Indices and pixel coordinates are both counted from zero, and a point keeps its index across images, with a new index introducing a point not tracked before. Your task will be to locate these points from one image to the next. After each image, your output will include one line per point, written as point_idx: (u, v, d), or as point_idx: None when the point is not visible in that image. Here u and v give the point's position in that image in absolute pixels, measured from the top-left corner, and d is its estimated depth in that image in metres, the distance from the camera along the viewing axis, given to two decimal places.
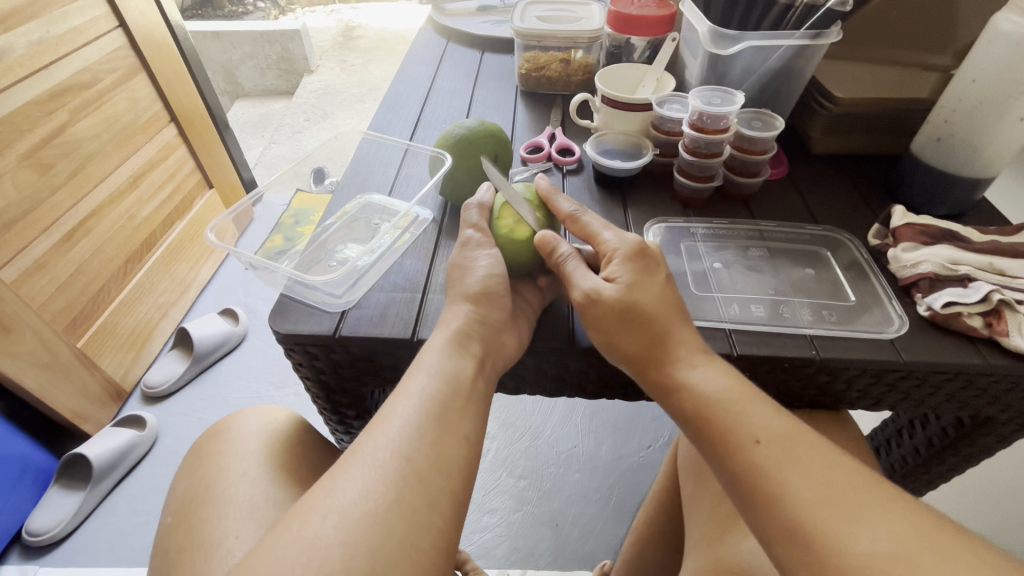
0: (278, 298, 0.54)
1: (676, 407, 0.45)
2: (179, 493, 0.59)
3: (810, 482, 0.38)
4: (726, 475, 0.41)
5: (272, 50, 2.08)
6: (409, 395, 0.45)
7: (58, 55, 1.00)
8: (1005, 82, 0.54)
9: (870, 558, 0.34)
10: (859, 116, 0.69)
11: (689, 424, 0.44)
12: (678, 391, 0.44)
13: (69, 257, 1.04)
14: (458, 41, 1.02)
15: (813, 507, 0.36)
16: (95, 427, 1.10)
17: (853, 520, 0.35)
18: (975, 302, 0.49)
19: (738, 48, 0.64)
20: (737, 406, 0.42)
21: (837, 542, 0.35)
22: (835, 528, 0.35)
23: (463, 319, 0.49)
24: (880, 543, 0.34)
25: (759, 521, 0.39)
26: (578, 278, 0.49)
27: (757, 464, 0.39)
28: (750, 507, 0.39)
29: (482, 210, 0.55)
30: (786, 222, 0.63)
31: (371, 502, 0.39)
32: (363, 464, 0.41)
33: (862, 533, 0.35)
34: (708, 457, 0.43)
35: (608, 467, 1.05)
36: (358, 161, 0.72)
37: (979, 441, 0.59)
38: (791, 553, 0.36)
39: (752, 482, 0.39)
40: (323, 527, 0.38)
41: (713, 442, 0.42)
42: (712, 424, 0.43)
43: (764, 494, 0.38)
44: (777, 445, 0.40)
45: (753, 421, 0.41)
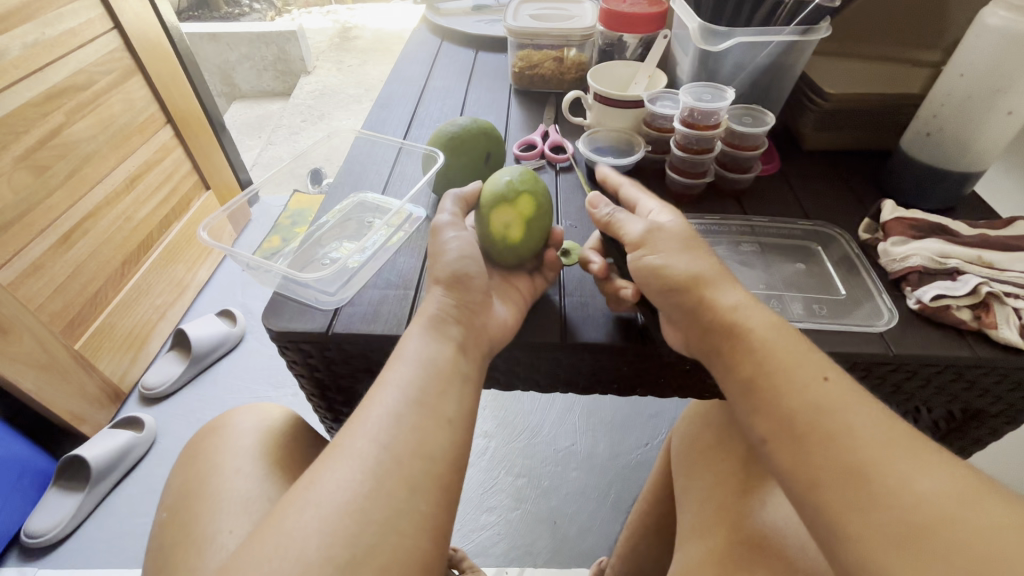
0: (272, 296, 0.55)
1: (726, 344, 0.45)
2: (173, 490, 0.59)
3: (875, 423, 0.38)
4: (780, 410, 0.41)
5: (269, 51, 2.08)
6: (389, 385, 0.45)
7: (53, 57, 1.00)
8: (993, 76, 0.54)
9: (936, 495, 0.34)
10: (849, 112, 0.69)
11: (739, 361, 0.44)
12: (735, 329, 0.44)
13: (66, 259, 1.04)
14: (452, 40, 1.02)
15: (876, 446, 0.37)
16: (94, 428, 1.11)
17: (918, 461, 0.36)
18: (964, 295, 0.50)
19: (728, 44, 0.64)
20: (799, 349, 0.43)
21: (900, 479, 0.35)
22: (901, 466, 0.36)
23: (438, 305, 0.49)
24: (943, 486, 0.35)
25: (809, 459, 0.38)
26: (630, 220, 0.50)
27: (823, 401, 0.40)
28: (801, 442, 0.39)
29: (459, 201, 0.55)
30: (778, 218, 0.63)
31: (350, 492, 0.39)
32: (343, 455, 0.41)
33: (927, 472, 0.36)
34: (755, 394, 0.42)
35: (605, 464, 1.06)
36: (352, 161, 0.72)
37: (970, 433, 0.60)
38: (843, 492, 0.36)
39: (813, 416, 0.39)
40: (301, 520, 0.38)
41: (769, 379, 0.42)
42: (769, 363, 0.42)
43: (823, 431, 0.39)
44: (841, 387, 0.41)
45: (816, 363, 0.42)
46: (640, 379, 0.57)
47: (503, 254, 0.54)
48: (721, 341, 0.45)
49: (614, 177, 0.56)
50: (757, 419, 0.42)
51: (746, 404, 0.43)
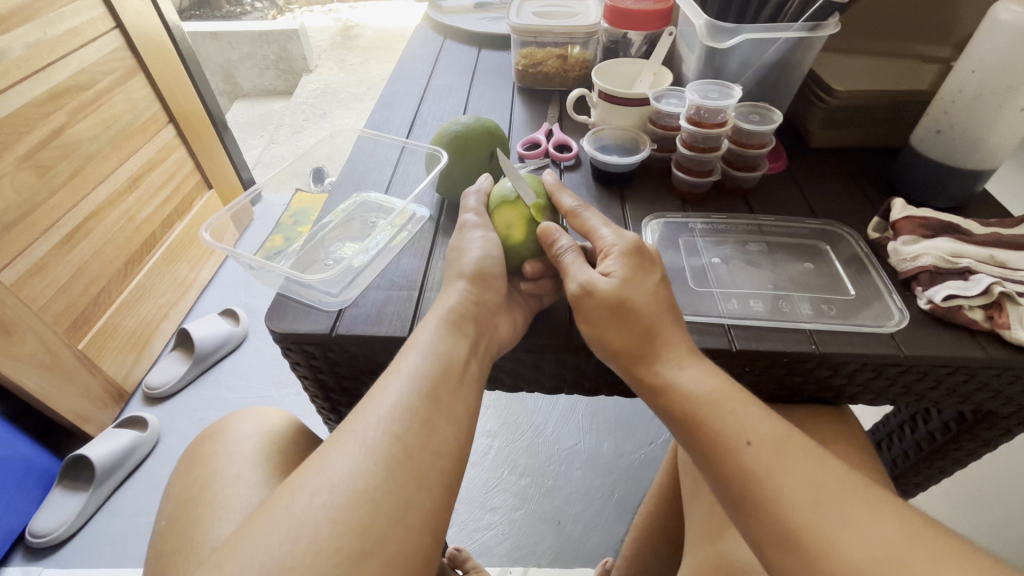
0: (275, 297, 0.54)
1: (661, 406, 0.44)
2: (174, 495, 0.59)
3: (803, 486, 0.38)
4: (717, 477, 0.41)
5: (271, 50, 2.07)
6: (401, 374, 0.44)
7: (55, 56, 0.99)
8: (1004, 73, 0.53)
9: (865, 564, 0.34)
10: (857, 109, 0.68)
11: (676, 422, 0.44)
12: (664, 391, 0.44)
13: (69, 259, 1.04)
14: (455, 38, 1.01)
15: (805, 512, 0.37)
16: (97, 428, 1.10)
17: (846, 526, 0.36)
18: (977, 295, 0.49)
19: (736, 41, 0.63)
20: (724, 408, 0.42)
21: (830, 547, 0.35)
22: (830, 532, 0.36)
23: (457, 298, 0.49)
24: (873, 550, 0.35)
25: (751, 524, 0.39)
26: (573, 270, 0.48)
27: (750, 467, 0.39)
28: (741, 509, 0.40)
29: (480, 197, 0.57)
30: (786, 217, 0.63)
31: (360, 480, 0.39)
32: (353, 441, 0.41)
33: (855, 538, 0.35)
34: (696, 458, 0.43)
35: (609, 464, 1.05)
36: (355, 160, 0.71)
37: (981, 435, 0.59)
38: (784, 559, 0.37)
39: (744, 485, 0.39)
40: (310, 504, 0.38)
41: (702, 444, 0.42)
42: (702, 426, 0.42)
43: (756, 498, 0.39)
44: (767, 448, 0.40)
45: (743, 424, 0.41)
46: None
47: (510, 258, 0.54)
48: (657, 400, 0.45)
49: (578, 206, 0.53)
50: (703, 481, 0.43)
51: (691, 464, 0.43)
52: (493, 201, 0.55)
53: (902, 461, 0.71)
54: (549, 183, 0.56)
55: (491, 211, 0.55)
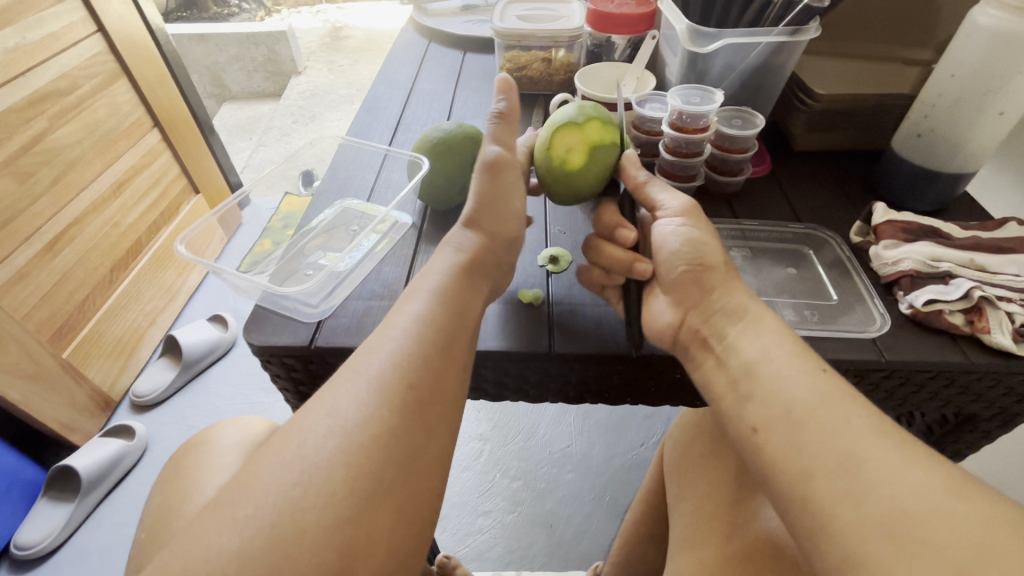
0: (254, 309, 0.53)
1: (721, 351, 0.44)
2: (154, 509, 0.58)
3: (859, 418, 0.37)
4: (767, 407, 0.40)
5: (259, 53, 2.06)
6: (405, 337, 0.43)
7: (35, 61, 0.98)
8: (984, 76, 0.54)
9: (923, 489, 0.33)
10: (840, 112, 0.68)
11: (734, 360, 0.44)
12: (727, 329, 0.44)
13: (52, 266, 1.03)
14: (440, 42, 1.01)
15: (865, 436, 0.36)
16: (84, 437, 1.09)
17: (905, 455, 0.35)
18: (956, 300, 0.49)
19: (716, 45, 0.63)
20: (790, 348, 0.43)
21: (886, 472, 0.34)
22: (885, 458, 0.35)
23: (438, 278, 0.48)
24: (930, 479, 0.33)
25: (797, 445, 0.37)
26: (662, 198, 0.52)
27: (811, 395, 0.39)
28: (790, 431, 0.38)
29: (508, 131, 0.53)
30: (769, 221, 0.63)
31: (381, 439, 0.38)
32: (381, 396, 0.39)
33: (913, 465, 0.34)
34: (751, 390, 0.42)
35: (600, 467, 1.05)
36: (337, 166, 0.71)
37: (964, 438, 0.59)
38: (829, 480, 0.35)
39: (806, 406, 0.39)
40: (327, 451, 0.37)
41: (763, 375, 0.42)
42: (769, 358, 0.42)
43: (809, 424, 0.38)
44: (836, 381, 0.40)
45: (816, 357, 0.42)
46: (631, 388, 0.56)
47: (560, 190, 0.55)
48: (715, 342, 0.45)
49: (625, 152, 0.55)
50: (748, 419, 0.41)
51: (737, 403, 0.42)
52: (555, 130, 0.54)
53: None
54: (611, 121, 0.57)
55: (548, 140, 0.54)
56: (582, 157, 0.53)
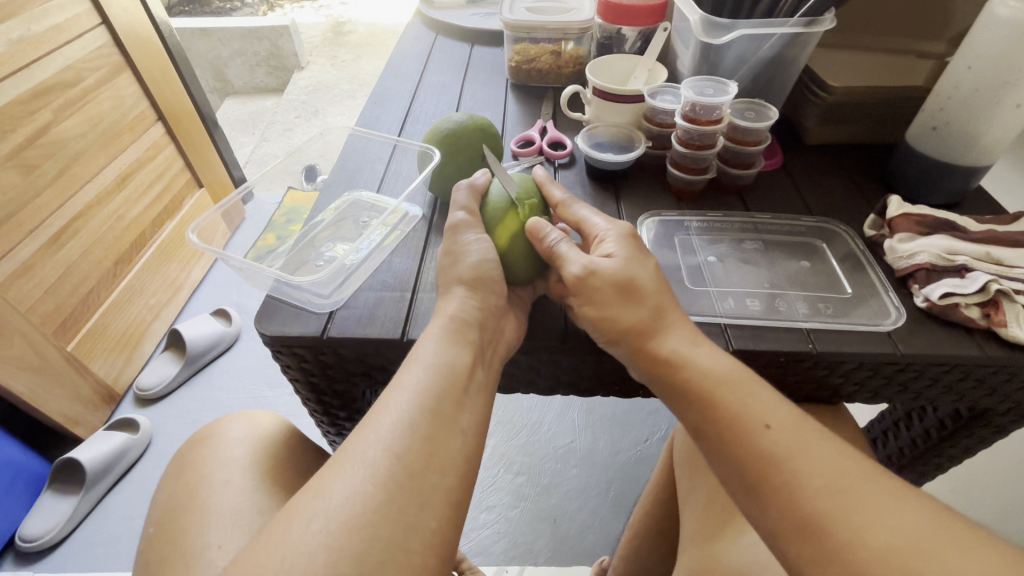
0: (265, 299, 0.53)
1: (675, 387, 0.44)
2: (162, 502, 0.58)
3: (825, 468, 0.37)
4: (731, 462, 0.40)
5: (262, 47, 2.05)
6: (404, 389, 0.43)
7: (40, 53, 0.98)
8: (1001, 69, 0.53)
9: (888, 549, 0.34)
10: (854, 105, 0.68)
11: (689, 407, 0.43)
12: (674, 370, 0.44)
13: (57, 259, 1.02)
14: (447, 34, 1.00)
15: (825, 496, 0.36)
16: (88, 431, 1.09)
17: (869, 510, 0.35)
18: (973, 293, 0.49)
19: (731, 36, 0.62)
20: (743, 390, 0.42)
21: (852, 532, 0.35)
22: (851, 517, 0.35)
23: (459, 304, 0.48)
24: (896, 535, 0.34)
25: (767, 511, 0.38)
26: (572, 257, 0.47)
27: (768, 450, 0.39)
28: (757, 494, 0.39)
29: (471, 192, 0.55)
30: (782, 215, 0.62)
31: (359, 503, 0.38)
32: (354, 464, 0.40)
33: (878, 522, 0.35)
34: (711, 445, 0.42)
35: (605, 462, 1.05)
36: (346, 158, 0.70)
37: (977, 432, 0.59)
38: (803, 547, 0.36)
39: (764, 468, 0.39)
40: (308, 531, 0.36)
41: (718, 425, 0.41)
42: (717, 407, 0.42)
43: (773, 482, 0.38)
44: (786, 432, 0.40)
45: (763, 406, 0.41)
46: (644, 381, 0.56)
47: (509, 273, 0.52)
48: (668, 382, 0.44)
49: (567, 199, 0.54)
50: (717, 470, 0.42)
51: (704, 450, 0.43)
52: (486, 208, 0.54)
53: (897, 458, 0.71)
54: (539, 178, 0.56)
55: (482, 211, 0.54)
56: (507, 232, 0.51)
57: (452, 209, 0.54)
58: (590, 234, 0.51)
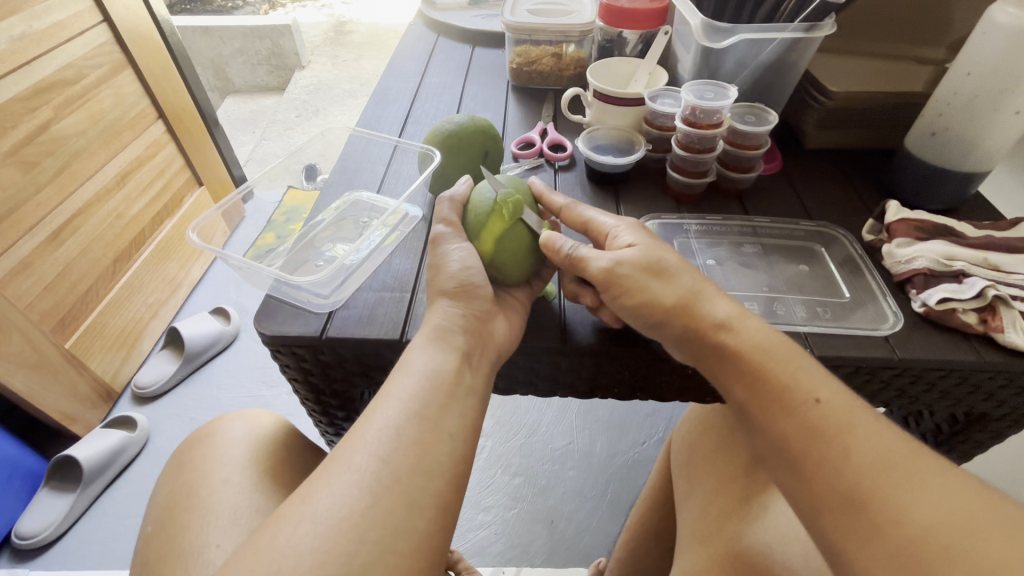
0: (265, 299, 0.53)
1: (722, 358, 0.44)
2: (160, 501, 0.58)
3: (874, 444, 0.37)
4: (776, 433, 0.40)
5: (263, 46, 2.05)
6: (392, 396, 0.44)
7: (41, 50, 0.98)
8: (1000, 75, 0.53)
9: (936, 525, 0.34)
10: (853, 110, 0.68)
11: (735, 381, 0.43)
12: (726, 343, 0.44)
13: (56, 256, 1.02)
14: (448, 36, 1.00)
15: (875, 472, 0.36)
16: (85, 428, 1.09)
17: (916, 488, 0.35)
18: (970, 298, 0.49)
19: (731, 41, 0.63)
20: (792, 364, 0.42)
21: (898, 508, 0.35)
22: (896, 493, 0.35)
23: (444, 316, 0.48)
24: (945, 512, 0.34)
25: (809, 484, 0.38)
26: (594, 255, 0.47)
27: (816, 423, 0.39)
28: (801, 466, 0.39)
29: (454, 203, 0.54)
30: (780, 218, 0.62)
31: (347, 508, 0.38)
32: (342, 469, 0.40)
33: (925, 500, 0.35)
34: (757, 418, 0.42)
35: (603, 464, 1.05)
36: (347, 159, 0.71)
37: (973, 436, 0.59)
38: (846, 521, 0.36)
39: (811, 440, 0.39)
40: (295, 535, 0.37)
41: (767, 397, 0.41)
42: (767, 380, 0.42)
43: (818, 456, 0.38)
44: (835, 406, 0.40)
45: (811, 382, 0.41)
46: (641, 383, 0.56)
47: (500, 277, 0.52)
48: (717, 354, 0.44)
49: (570, 202, 0.54)
50: (760, 444, 0.42)
51: (748, 424, 0.43)
52: (468, 215, 0.53)
53: None
54: (536, 187, 0.56)
55: (464, 218, 0.54)
56: (491, 240, 0.51)
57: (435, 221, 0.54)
58: (601, 232, 0.51)
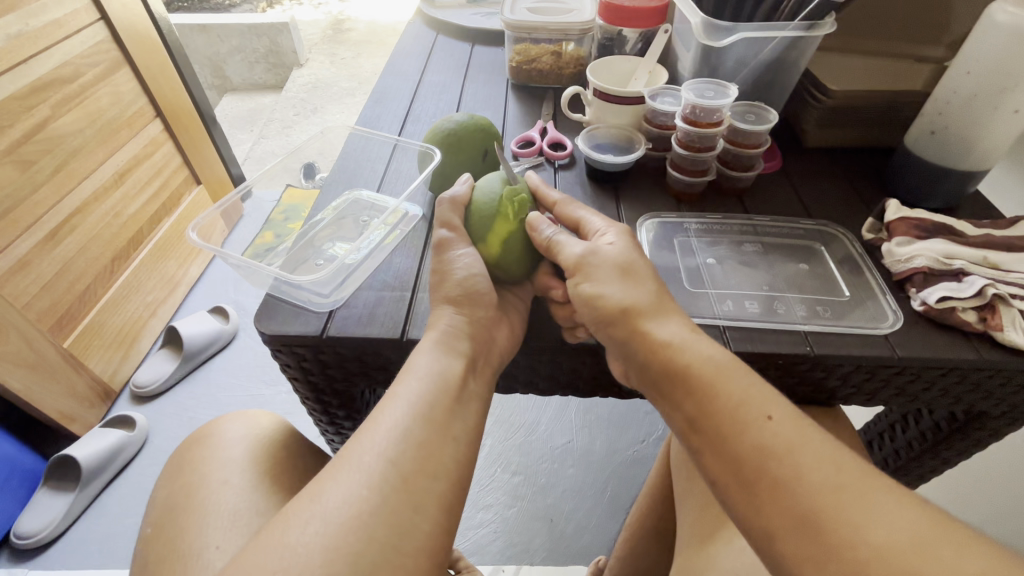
0: (265, 298, 0.53)
1: (675, 377, 0.43)
2: (161, 501, 0.58)
3: (824, 464, 0.37)
4: (728, 454, 0.39)
5: (260, 44, 2.05)
6: (398, 398, 0.44)
7: (38, 48, 0.97)
8: (999, 74, 0.53)
9: (888, 547, 0.33)
10: (852, 109, 0.68)
11: (687, 400, 0.42)
12: (679, 361, 0.43)
13: (53, 255, 1.02)
14: (447, 33, 1.00)
15: (827, 492, 0.35)
16: (84, 428, 1.09)
17: (869, 508, 0.34)
18: (969, 297, 0.49)
19: (731, 39, 0.63)
20: (743, 382, 0.41)
21: (852, 530, 0.34)
22: (849, 515, 0.34)
23: (450, 321, 0.49)
24: (896, 533, 0.33)
25: (764, 506, 0.37)
26: (570, 243, 0.49)
27: (768, 443, 0.38)
28: (753, 488, 0.38)
29: (454, 206, 0.53)
30: (780, 217, 0.62)
31: (354, 507, 0.38)
32: (350, 469, 0.40)
33: (880, 520, 0.34)
34: (707, 438, 0.41)
35: (602, 462, 1.05)
36: (346, 157, 0.70)
37: (972, 435, 0.59)
38: (800, 545, 0.35)
39: (763, 461, 0.38)
40: (304, 533, 0.37)
41: (717, 417, 0.40)
42: (717, 399, 0.41)
43: (772, 476, 0.37)
44: (787, 426, 0.39)
45: (763, 400, 0.40)
46: None
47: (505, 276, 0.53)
48: (670, 374, 0.43)
49: (563, 199, 0.54)
50: (708, 467, 0.41)
51: (696, 445, 0.42)
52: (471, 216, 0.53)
53: (893, 460, 0.72)
54: (531, 182, 0.56)
55: (466, 218, 0.54)
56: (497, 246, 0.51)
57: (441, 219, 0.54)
58: (588, 230, 0.52)
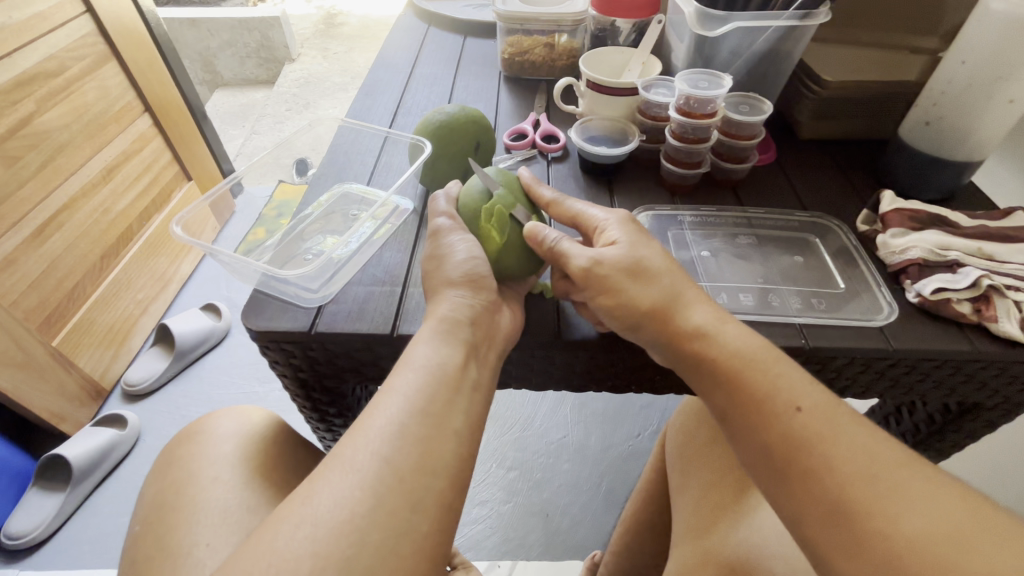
0: (251, 294, 0.52)
1: (700, 364, 0.43)
2: (149, 499, 0.57)
3: (857, 454, 0.37)
4: (758, 442, 0.40)
5: (251, 38, 2.02)
6: (394, 392, 0.42)
7: (21, 41, 0.95)
8: (994, 64, 0.53)
9: (924, 538, 0.33)
10: (846, 99, 0.68)
11: (714, 388, 0.43)
12: (704, 348, 0.43)
13: (41, 253, 1.00)
14: (439, 26, 0.99)
15: (860, 482, 0.36)
16: (75, 426, 1.08)
17: (903, 499, 0.35)
18: (964, 288, 0.49)
19: (725, 29, 0.62)
20: (769, 369, 0.41)
21: (885, 521, 0.34)
22: (884, 506, 0.35)
23: (450, 308, 0.47)
24: (931, 524, 0.33)
25: (795, 494, 0.38)
26: (575, 250, 0.46)
27: (799, 433, 0.38)
28: (785, 476, 0.38)
29: (449, 199, 0.54)
30: (775, 209, 0.62)
31: (347, 510, 0.37)
32: (342, 468, 0.39)
33: (914, 512, 0.34)
34: (739, 425, 0.41)
35: (597, 457, 1.05)
36: (335, 151, 0.69)
37: (966, 426, 0.59)
38: (832, 534, 0.36)
39: (793, 451, 0.38)
40: (293, 538, 0.36)
41: (746, 406, 0.41)
42: (745, 388, 0.41)
43: (802, 466, 0.38)
44: (816, 415, 0.39)
45: (792, 388, 0.40)
46: (637, 377, 0.55)
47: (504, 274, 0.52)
48: (695, 361, 0.43)
49: (557, 196, 0.53)
50: (745, 451, 0.42)
51: (728, 432, 0.43)
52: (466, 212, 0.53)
53: None
54: (525, 179, 0.55)
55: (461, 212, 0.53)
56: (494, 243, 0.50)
57: (434, 215, 0.53)
58: (590, 226, 0.50)
